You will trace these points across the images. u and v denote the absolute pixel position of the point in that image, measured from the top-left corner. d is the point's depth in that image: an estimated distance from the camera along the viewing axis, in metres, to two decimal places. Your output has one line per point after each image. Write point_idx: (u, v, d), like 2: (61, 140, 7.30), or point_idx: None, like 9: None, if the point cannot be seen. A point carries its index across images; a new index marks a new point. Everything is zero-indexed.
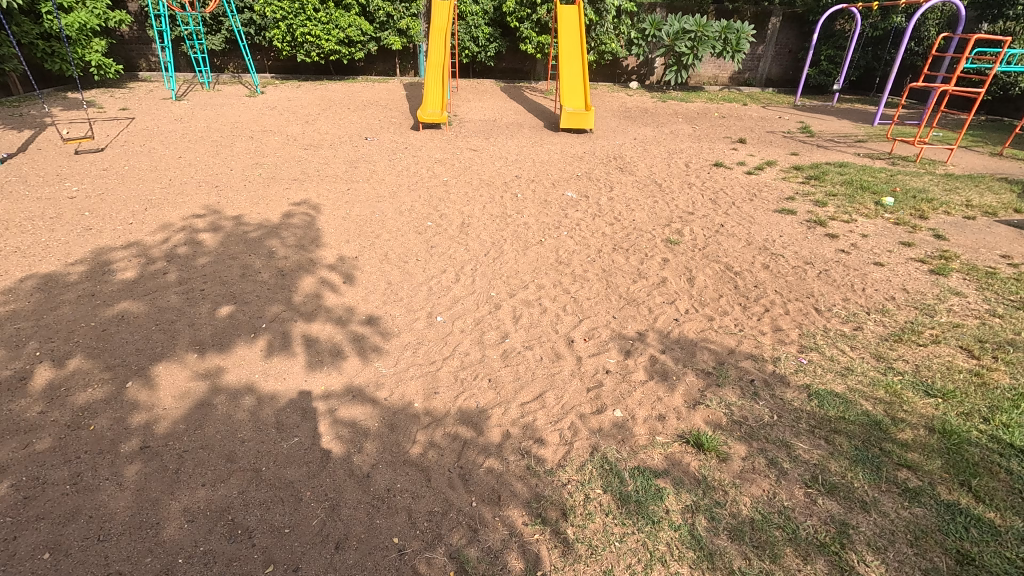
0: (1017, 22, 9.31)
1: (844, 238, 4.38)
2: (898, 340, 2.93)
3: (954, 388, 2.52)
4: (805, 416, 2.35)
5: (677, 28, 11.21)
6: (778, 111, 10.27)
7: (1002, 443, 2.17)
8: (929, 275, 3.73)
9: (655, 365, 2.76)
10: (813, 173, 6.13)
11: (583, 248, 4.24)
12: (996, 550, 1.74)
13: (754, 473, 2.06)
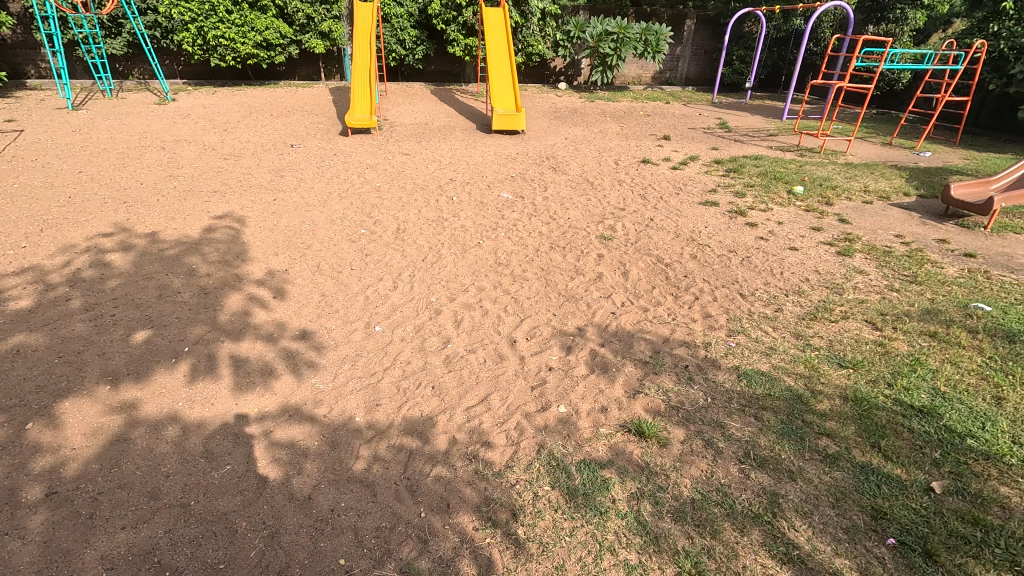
0: (897, 24, 10.34)
1: (762, 226, 4.68)
2: (813, 318, 3.17)
3: (862, 359, 2.75)
4: (736, 396, 2.49)
5: (600, 30, 11.55)
6: (698, 108, 10.82)
7: (905, 405, 2.39)
8: (837, 256, 4.06)
9: (596, 359, 2.83)
10: (732, 166, 6.52)
11: (520, 248, 4.28)
12: (904, 502, 1.91)
13: (692, 455, 2.16)
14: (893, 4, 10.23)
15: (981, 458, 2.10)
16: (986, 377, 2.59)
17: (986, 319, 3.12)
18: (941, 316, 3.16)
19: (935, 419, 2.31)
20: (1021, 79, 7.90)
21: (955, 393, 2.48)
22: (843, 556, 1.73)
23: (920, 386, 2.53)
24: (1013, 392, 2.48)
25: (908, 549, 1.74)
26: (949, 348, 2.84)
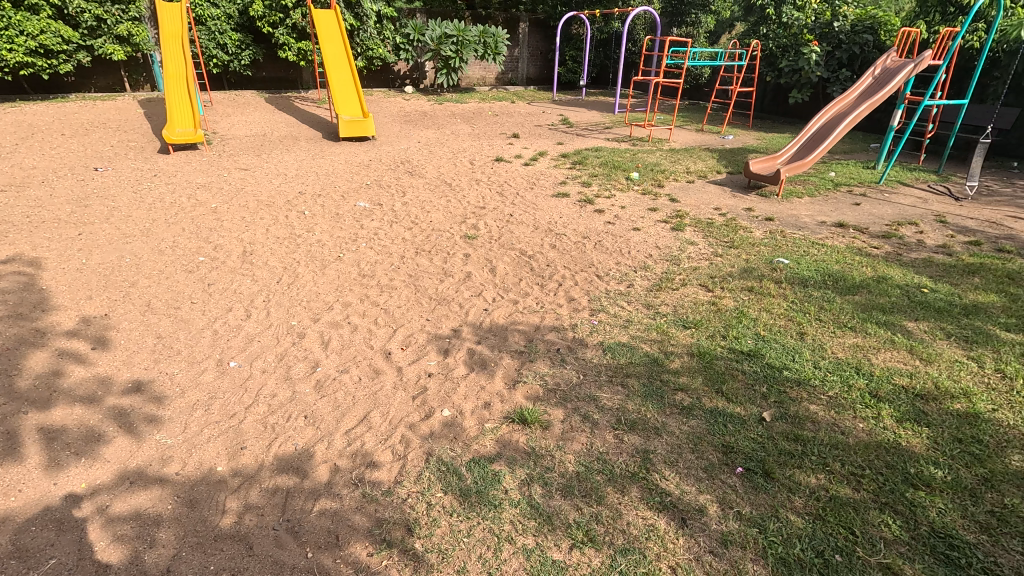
0: (694, 27, 12.19)
1: (609, 212, 5.11)
2: (659, 288, 3.55)
3: (701, 318, 3.16)
4: (603, 368, 2.70)
5: (439, 33, 11.69)
6: (541, 106, 11.45)
7: (736, 352, 2.80)
8: (672, 231, 4.59)
9: (473, 356, 2.86)
10: (577, 159, 7.01)
11: (384, 257, 4.15)
12: (746, 434, 2.23)
13: (573, 431, 2.29)
14: (688, 9, 12.00)
15: (794, 384, 2.53)
16: (791, 317, 3.14)
17: (786, 270, 3.77)
18: (755, 273, 3.75)
19: (759, 359, 2.74)
20: (787, 72, 9.53)
21: (771, 335, 2.96)
22: (705, 491, 1.97)
23: (745, 333, 2.97)
24: (810, 326, 3.04)
25: (752, 473, 2.04)
26: (763, 298, 3.38)
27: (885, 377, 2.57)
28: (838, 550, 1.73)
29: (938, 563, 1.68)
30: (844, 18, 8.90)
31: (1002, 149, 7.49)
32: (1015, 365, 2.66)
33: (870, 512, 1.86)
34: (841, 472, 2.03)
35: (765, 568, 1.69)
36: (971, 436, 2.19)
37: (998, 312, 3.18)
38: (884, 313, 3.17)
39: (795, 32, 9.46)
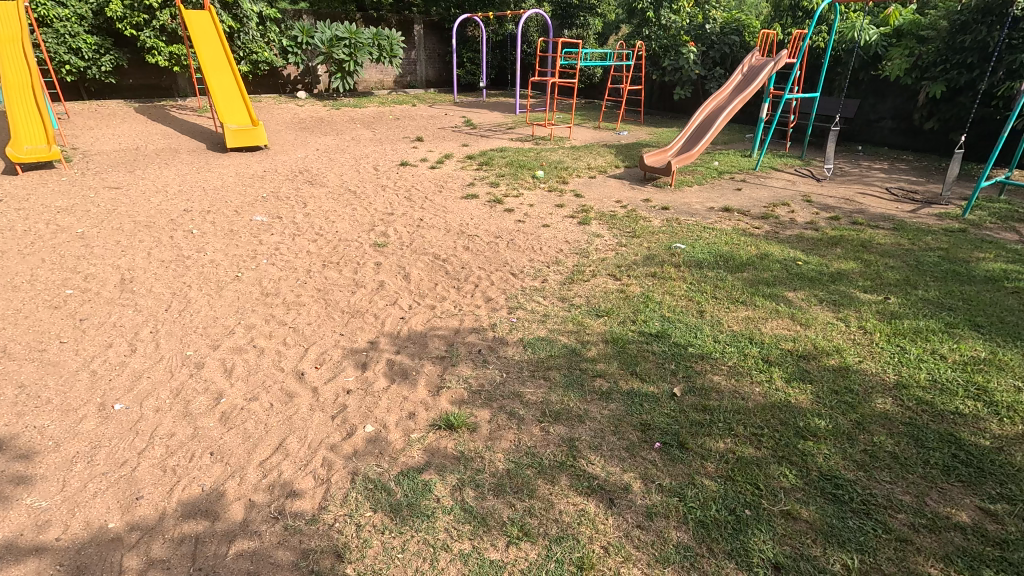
0: (584, 29, 12.76)
1: (518, 210, 5.20)
2: (572, 281, 3.68)
3: (612, 306, 3.31)
4: (525, 364, 2.75)
5: (330, 35, 11.32)
6: (443, 109, 11.38)
7: (646, 334, 2.98)
8: (580, 225, 4.78)
9: (394, 367, 2.78)
10: (483, 160, 7.06)
11: (289, 272, 3.91)
12: (660, 410, 2.38)
13: (500, 429, 2.31)
14: (577, 12, 12.55)
15: (698, 359, 2.74)
16: (691, 298, 3.39)
17: (683, 254, 4.06)
18: (657, 259, 4.00)
19: (666, 339, 2.93)
20: (670, 71, 10.25)
21: (675, 315, 3.18)
22: (628, 469, 2.07)
23: (652, 316, 3.17)
24: (708, 304, 3.30)
25: (669, 446, 2.18)
26: (666, 282, 3.62)
27: (772, 344, 2.86)
28: (747, 506, 1.89)
29: (828, 502, 1.90)
30: (714, 21, 9.78)
31: (849, 135, 8.62)
32: (872, 321, 3.08)
33: (770, 466, 2.06)
34: (744, 434, 2.23)
35: (687, 532, 1.81)
36: (844, 387, 2.50)
37: (857, 276, 3.65)
38: (768, 287, 3.52)
39: (674, 33, 10.24)
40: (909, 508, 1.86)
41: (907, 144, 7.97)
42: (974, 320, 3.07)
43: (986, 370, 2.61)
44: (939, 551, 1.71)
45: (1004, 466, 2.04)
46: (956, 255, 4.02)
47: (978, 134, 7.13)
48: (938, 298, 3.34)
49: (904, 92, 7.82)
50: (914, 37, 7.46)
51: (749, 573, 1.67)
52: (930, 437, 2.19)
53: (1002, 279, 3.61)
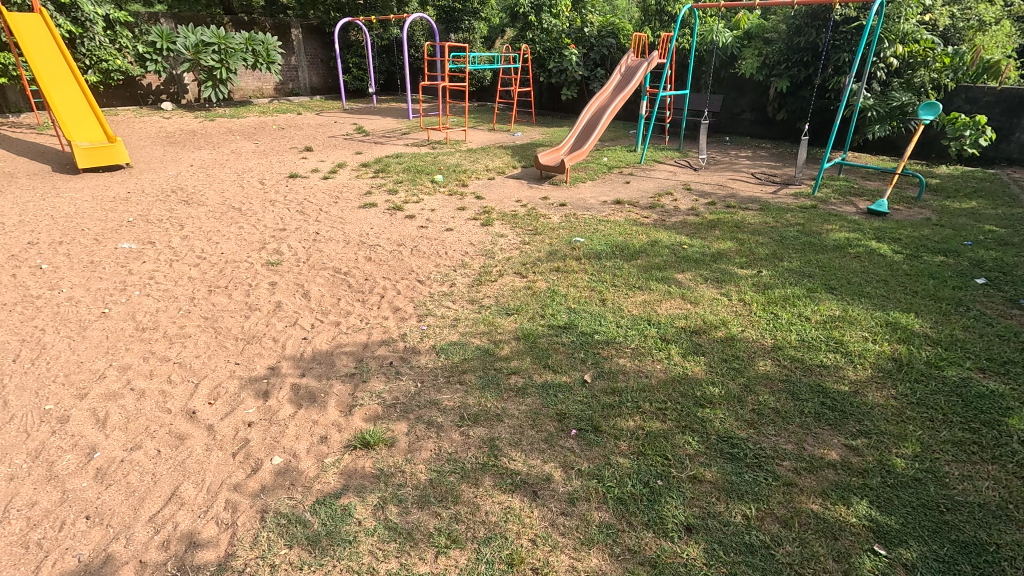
0: (470, 33, 12.87)
1: (420, 216, 5.13)
2: (480, 282, 3.70)
3: (520, 303, 3.38)
4: (439, 371, 2.72)
5: (194, 40, 10.25)
6: (332, 116, 10.91)
7: (555, 327, 3.08)
8: (483, 227, 4.82)
9: (299, 391, 2.62)
10: (379, 167, 6.86)
11: (168, 302, 3.52)
12: (575, 399, 2.47)
13: (420, 440, 2.26)
14: (462, 16, 12.61)
15: (604, 345, 2.88)
16: (593, 287, 3.56)
17: (583, 247, 4.25)
18: (559, 254, 4.15)
19: (573, 329, 3.05)
20: (555, 72, 10.69)
21: (580, 306, 3.32)
22: (549, 460, 2.13)
23: (559, 309, 3.28)
24: (609, 292, 3.49)
25: (585, 431, 2.27)
26: (569, 275, 3.76)
27: (668, 323, 3.09)
28: (658, 476, 2.03)
29: (726, 462, 2.08)
30: (592, 25, 10.33)
31: (717, 128, 9.53)
32: (749, 293, 3.44)
33: (675, 437, 2.22)
34: (650, 410, 2.38)
35: (607, 511, 1.89)
36: (732, 355, 2.76)
37: (734, 254, 4.05)
38: (660, 271, 3.80)
39: (556, 37, 10.64)
40: (792, 455, 2.10)
41: (765, 133, 8.98)
42: (828, 283, 3.54)
43: (841, 326, 3.02)
44: (817, 488, 1.95)
45: (860, 406, 2.37)
46: (810, 229, 4.60)
47: (818, 123, 8.22)
48: (799, 267, 3.80)
49: (758, 88, 8.79)
50: (761, 38, 8.41)
51: (666, 539, 1.78)
52: (802, 389, 2.48)
53: (846, 246, 4.20)
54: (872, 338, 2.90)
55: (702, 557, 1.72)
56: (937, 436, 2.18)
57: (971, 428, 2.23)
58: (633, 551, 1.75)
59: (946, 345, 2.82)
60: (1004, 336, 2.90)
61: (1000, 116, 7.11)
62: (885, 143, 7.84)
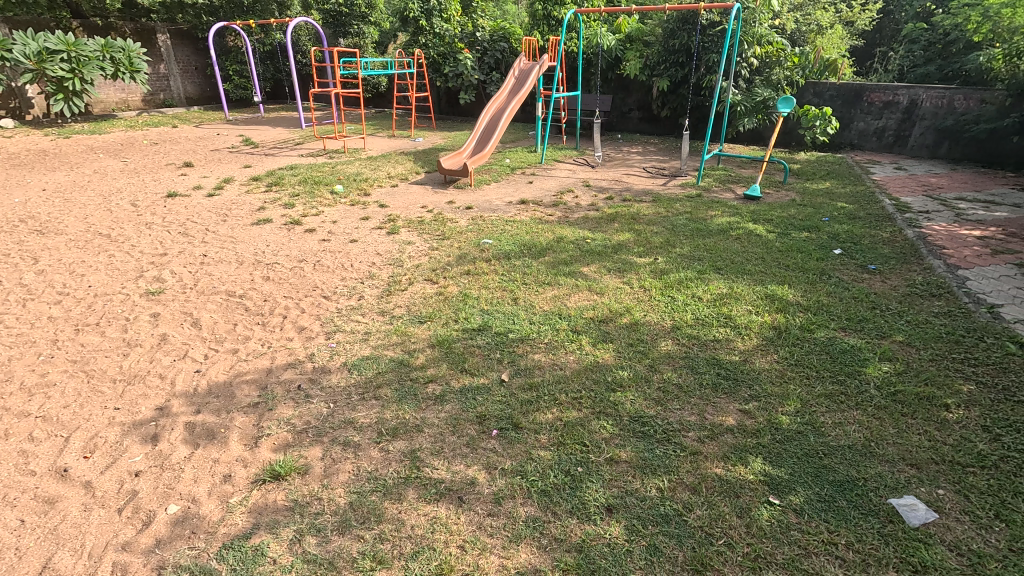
0: (359, 38, 12.48)
1: (320, 229, 4.88)
2: (390, 292, 3.60)
3: (433, 310, 3.34)
4: (353, 388, 2.61)
5: (36, 47, 8.96)
6: (214, 128, 10.08)
7: (469, 330, 3.08)
8: (389, 235, 4.70)
9: (195, 430, 2.38)
10: (271, 180, 6.44)
11: (25, 348, 3.06)
12: (494, 399, 2.48)
13: (336, 463, 2.16)
14: (349, 20, 12.18)
15: (519, 343, 2.93)
16: (504, 287, 3.61)
17: (492, 249, 4.29)
18: (468, 257, 4.15)
19: (488, 330, 3.07)
20: (451, 77, 10.68)
21: (493, 307, 3.35)
22: (472, 464, 2.12)
23: (472, 312, 3.29)
24: (520, 291, 3.55)
25: (505, 430, 2.29)
26: (480, 277, 3.78)
27: (578, 315, 3.21)
28: (578, 463, 2.10)
29: (639, 440, 2.20)
30: (483, 29, 10.45)
31: (610, 126, 10.07)
32: (649, 279, 3.67)
33: (592, 423, 2.31)
34: (566, 400, 2.46)
35: (533, 505, 1.93)
36: (637, 339, 2.93)
37: (632, 245, 4.30)
38: (567, 266, 3.93)
39: (449, 41, 10.64)
40: (695, 425, 2.27)
41: (652, 130, 9.66)
42: (715, 264, 3.87)
43: (728, 302, 3.32)
44: (719, 453, 2.12)
45: (749, 372, 2.62)
46: (697, 216, 5.00)
47: (697, 118, 8.98)
48: (689, 252, 4.11)
49: (642, 88, 9.40)
50: (641, 41, 9.00)
51: (589, 522, 1.85)
52: (700, 363, 2.70)
53: (728, 229, 4.61)
54: (755, 310, 3.21)
55: (624, 534, 1.80)
56: (812, 390, 2.47)
57: (838, 380, 2.55)
58: (560, 539, 1.79)
59: (814, 310, 3.20)
60: (857, 297, 3.35)
61: (841, 107, 8.22)
62: (754, 135, 8.74)
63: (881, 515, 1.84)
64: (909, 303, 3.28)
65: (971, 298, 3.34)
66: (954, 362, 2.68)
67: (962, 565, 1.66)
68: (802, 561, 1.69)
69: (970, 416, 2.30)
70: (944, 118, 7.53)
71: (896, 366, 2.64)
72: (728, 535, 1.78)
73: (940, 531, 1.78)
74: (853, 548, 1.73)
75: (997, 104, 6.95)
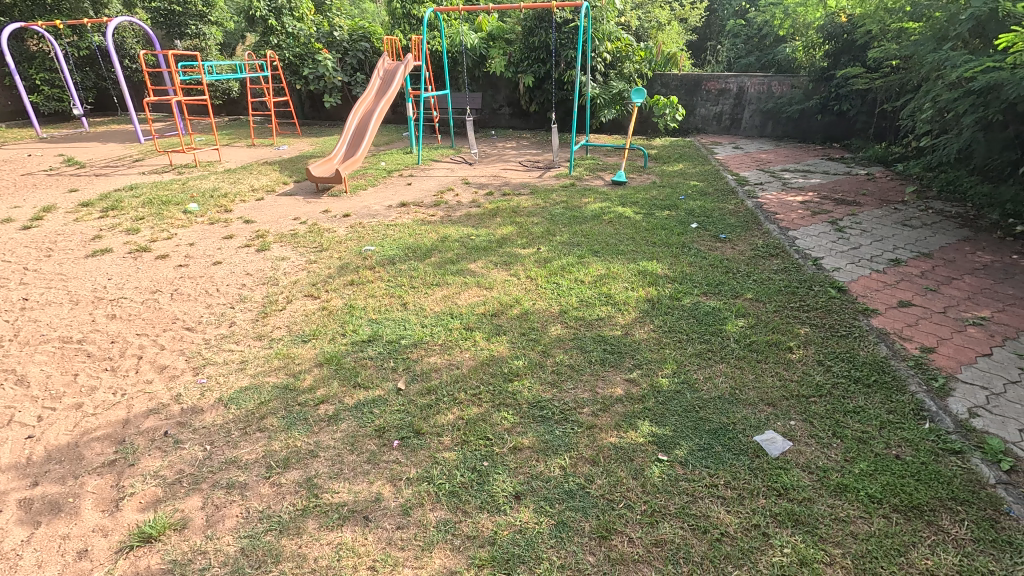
0: (199, 39, 11.25)
1: (175, 254, 4.35)
2: (266, 314, 3.32)
3: (317, 327, 3.14)
4: (233, 424, 2.37)
5: None
6: (22, 148, 8.50)
7: (359, 342, 2.95)
8: (259, 253, 4.32)
9: (33, 507, 1.99)
10: (106, 204, 5.58)
11: None
12: (393, 410, 2.40)
13: (220, 510, 1.94)
14: (184, 19, 10.92)
15: (413, 348, 2.87)
16: (392, 293, 3.51)
17: (375, 256, 4.15)
18: (350, 267, 3.96)
19: (379, 340, 2.97)
20: (312, 79, 10.09)
21: (381, 315, 3.24)
22: (376, 479, 2.04)
23: (360, 323, 3.16)
24: (409, 295, 3.48)
25: (407, 439, 2.23)
26: (365, 287, 3.63)
27: (469, 312, 3.22)
28: (483, 458, 2.11)
29: (539, 424, 2.28)
30: (341, 28, 10.00)
31: (483, 124, 10.22)
32: (534, 269, 3.79)
33: (492, 416, 2.33)
34: (465, 398, 2.46)
35: (442, 508, 1.90)
36: (528, 327, 3.02)
37: (515, 237, 4.41)
38: (454, 264, 3.92)
39: (304, 42, 10.03)
40: (589, 401, 2.40)
41: (523, 125, 10.02)
42: (592, 248, 4.11)
43: (607, 281, 3.54)
44: (612, 423, 2.26)
45: (631, 344, 2.82)
46: (572, 204, 5.27)
47: (563, 112, 9.44)
48: (569, 239, 4.31)
49: (509, 84, 9.64)
50: (503, 39, 9.21)
51: (499, 513, 1.87)
52: (588, 342, 2.85)
53: (601, 214, 4.92)
54: (631, 286, 3.46)
55: (533, 517, 1.85)
56: (685, 352, 2.74)
57: (705, 339, 2.84)
58: (473, 537, 1.79)
59: (680, 279, 3.53)
60: (713, 264, 3.76)
61: (685, 96, 9.14)
62: (615, 125, 9.41)
63: (749, 452, 2.09)
64: (754, 265, 3.75)
65: (800, 254, 3.92)
66: (792, 310, 3.13)
67: (813, 482, 1.95)
68: (691, 506, 1.87)
69: (808, 354, 2.70)
70: (766, 102, 8.71)
71: (749, 320, 3.02)
72: (627, 498, 1.91)
73: (794, 456, 2.07)
74: (730, 486, 1.94)
75: (804, 88, 8.19)
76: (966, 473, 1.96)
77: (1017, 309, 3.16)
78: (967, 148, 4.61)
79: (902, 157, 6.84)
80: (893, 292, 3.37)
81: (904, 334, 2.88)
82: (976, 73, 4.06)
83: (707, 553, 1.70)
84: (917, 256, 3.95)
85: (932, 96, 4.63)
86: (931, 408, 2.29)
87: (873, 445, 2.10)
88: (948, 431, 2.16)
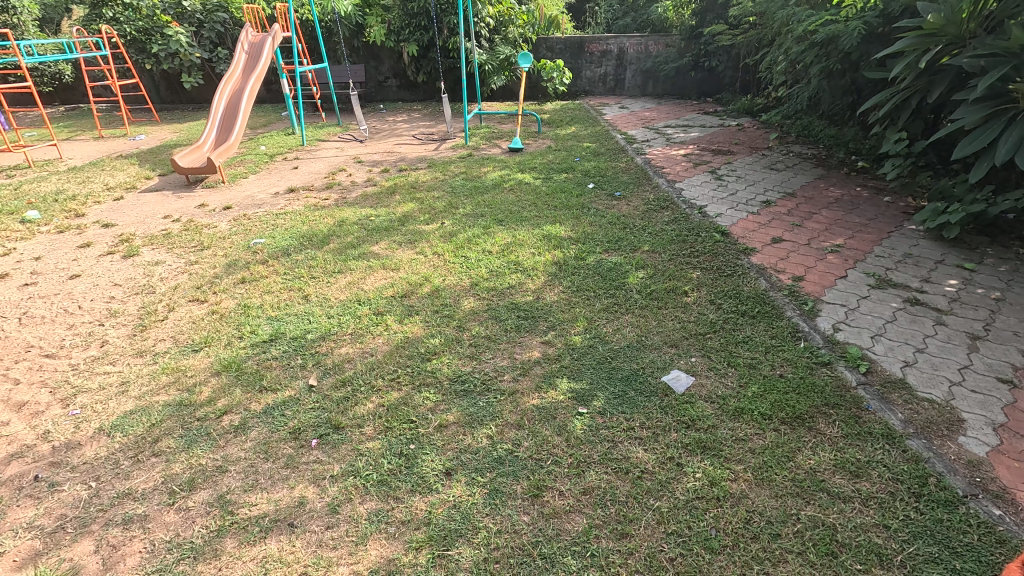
0: (8, 14, 9.36)
1: (18, 272, 3.72)
2: (145, 327, 2.96)
3: (208, 333, 2.85)
4: (121, 454, 2.11)
5: None
6: None
7: (259, 343, 2.74)
8: (126, 260, 3.81)
9: None
10: None
11: None
12: (308, 409, 2.27)
13: (119, 549, 1.74)
14: None
15: (321, 342, 2.72)
16: (290, 287, 3.27)
17: (266, 249, 3.83)
18: (239, 263, 3.64)
19: (282, 338, 2.77)
20: (164, 58, 9.01)
21: (281, 311, 3.02)
22: (296, 483, 1.93)
23: (258, 322, 2.92)
24: (310, 286, 3.26)
25: (326, 436, 2.13)
26: (258, 283, 3.35)
27: (377, 296, 3.10)
28: (409, 441, 2.08)
29: (462, 397, 2.28)
30: None
31: (369, 98, 9.70)
32: (440, 244, 3.72)
33: (414, 398, 2.29)
34: (383, 384, 2.39)
35: (372, 499, 1.85)
36: (441, 304, 2.97)
37: (417, 214, 4.28)
38: (355, 248, 3.74)
39: (148, 14, 8.82)
40: (508, 367, 2.44)
41: (412, 97, 9.64)
42: (496, 217, 4.10)
43: (514, 249, 3.57)
44: (532, 385, 2.32)
45: (543, 307, 2.89)
46: (472, 174, 5.23)
47: (452, 81, 9.22)
48: (472, 211, 4.27)
49: (393, 54, 9.18)
50: (379, 5, 8.70)
51: (432, 492, 1.86)
52: (502, 311, 2.87)
53: (502, 182, 4.94)
54: (537, 251, 3.52)
55: (465, 490, 1.86)
56: (594, 308, 2.85)
57: (610, 294, 2.98)
58: (407, 521, 1.77)
59: (583, 239, 3.65)
60: (612, 222, 3.92)
61: (570, 58, 9.28)
62: (506, 91, 9.35)
63: (659, 393, 2.25)
64: (648, 218, 3.96)
65: (686, 204, 4.20)
66: (684, 257, 3.36)
67: (714, 410, 2.14)
68: (612, 452, 1.98)
69: (701, 295, 2.93)
70: (644, 61, 9.12)
71: (648, 271, 3.20)
72: (554, 454, 1.99)
73: (696, 390, 2.26)
74: (645, 426, 2.08)
75: (677, 47, 8.65)
76: (835, 380, 2.26)
77: (864, 235, 3.65)
78: (816, 96, 5.16)
79: (765, 107, 7.51)
80: (767, 230, 3.74)
81: (778, 267, 3.21)
82: (818, 27, 4.52)
83: (630, 492, 1.82)
84: (783, 197, 4.40)
85: (786, 48, 5.07)
86: (804, 328, 2.61)
87: (761, 368, 2.35)
88: (818, 347, 2.47)
